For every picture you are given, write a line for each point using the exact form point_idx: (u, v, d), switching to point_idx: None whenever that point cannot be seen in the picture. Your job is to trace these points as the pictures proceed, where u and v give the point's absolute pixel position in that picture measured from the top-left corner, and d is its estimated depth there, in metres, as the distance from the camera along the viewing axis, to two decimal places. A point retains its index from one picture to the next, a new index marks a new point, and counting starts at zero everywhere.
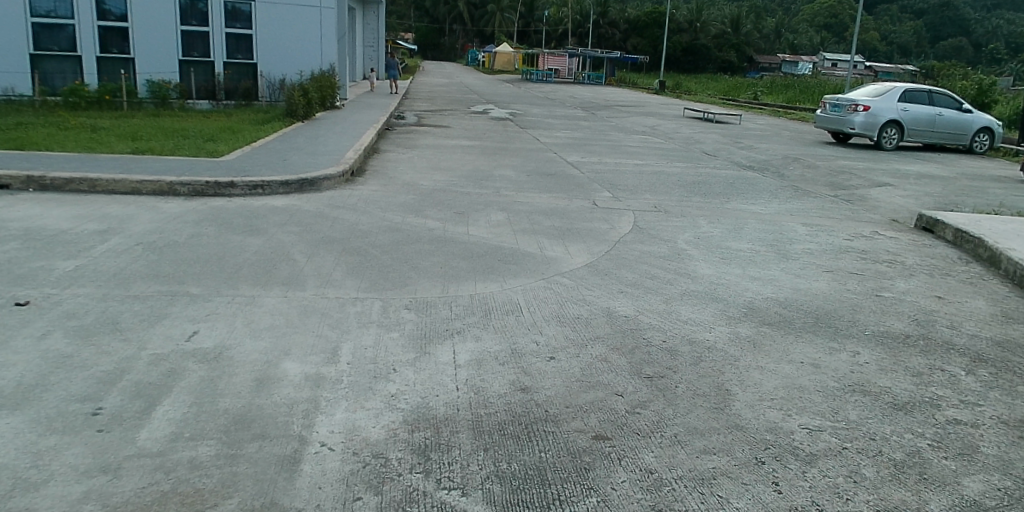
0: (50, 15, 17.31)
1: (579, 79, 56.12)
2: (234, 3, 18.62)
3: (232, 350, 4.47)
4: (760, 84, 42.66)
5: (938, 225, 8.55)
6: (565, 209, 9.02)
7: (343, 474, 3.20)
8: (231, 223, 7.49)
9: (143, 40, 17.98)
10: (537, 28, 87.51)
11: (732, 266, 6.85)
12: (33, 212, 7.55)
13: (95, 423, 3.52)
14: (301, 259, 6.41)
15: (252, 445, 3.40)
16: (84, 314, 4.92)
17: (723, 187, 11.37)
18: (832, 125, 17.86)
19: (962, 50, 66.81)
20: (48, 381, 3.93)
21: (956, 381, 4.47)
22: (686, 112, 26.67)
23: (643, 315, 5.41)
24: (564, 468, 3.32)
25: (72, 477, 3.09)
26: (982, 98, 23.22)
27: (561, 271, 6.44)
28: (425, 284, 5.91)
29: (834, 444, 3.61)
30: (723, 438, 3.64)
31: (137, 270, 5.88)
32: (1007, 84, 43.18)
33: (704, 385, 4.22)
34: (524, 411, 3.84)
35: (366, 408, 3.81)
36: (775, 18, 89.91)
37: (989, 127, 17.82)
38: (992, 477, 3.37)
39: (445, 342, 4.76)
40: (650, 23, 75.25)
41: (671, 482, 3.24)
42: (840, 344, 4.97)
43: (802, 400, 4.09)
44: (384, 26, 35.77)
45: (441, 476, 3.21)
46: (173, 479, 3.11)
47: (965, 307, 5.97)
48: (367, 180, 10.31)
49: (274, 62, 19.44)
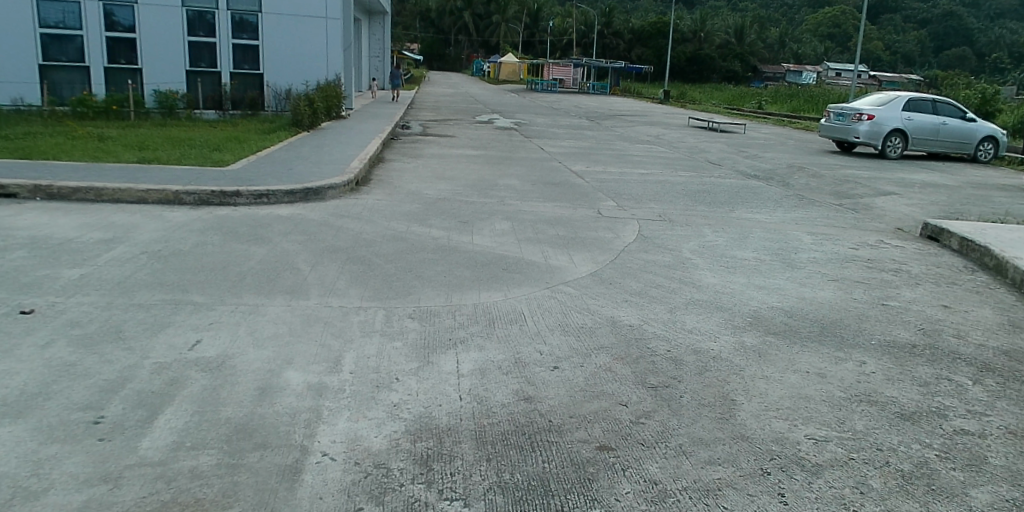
0: (58, 26, 17.49)
1: (581, 89, 56.44)
2: (241, 14, 18.74)
3: (234, 359, 4.46)
4: (766, 93, 42.83)
5: (944, 234, 8.51)
6: (569, 219, 9.00)
7: (343, 485, 3.18)
8: (236, 232, 7.50)
9: (151, 50, 18.14)
10: (541, 38, 88.07)
11: (736, 275, 6.83)
12: (39, 220, 7.58)
13: (95, 432, 3.51)
14: (305, 268, 6.40)
15: (254, 454, 3.38)
16: (87, 322, 4.92)
17: (728, 196, 11.34)
18: (836, 134, 17.85)
19: (966, 59, 66.55)
20: (50, 389, 3.93)
21: (962, 391, 4.43)
22: (690, 121, 26.75)
23: (649, 324, 5.39)
24: (567, 478, 3.29)
25: (71, 486, 3.08)
26: (986, 106, 23.31)
27: (565, 280, 6.44)
28: (428, 293, 5.90)
29: (840, 455, 3.57)
30: (728, 448, 3.60)
31: (142, 278, 5.89)
32: (1009, 92, 43.07)
33: (708, 395, 4.19)
34: (527, 422, 3.81)
35: (368, 418, 3.79)
36: (778, 28, 90.28)
37: (993, 136, 17.77)
38: (1001, 488, 3.32)
39: (448, 351, 4.74)
40: (655, 33, 75.57)
41: (677, 494, 3.20)
42: (846, 354, 4.94)
43: (808, 411, 4.05)
44: (388, 38, 35.92)
45: (442, 487, 3.18)
46: (174, 488, 3.10)
47: (971, 316, 5.92)
48: (372, 190, 10.31)
49: (280, 72, 19.47)
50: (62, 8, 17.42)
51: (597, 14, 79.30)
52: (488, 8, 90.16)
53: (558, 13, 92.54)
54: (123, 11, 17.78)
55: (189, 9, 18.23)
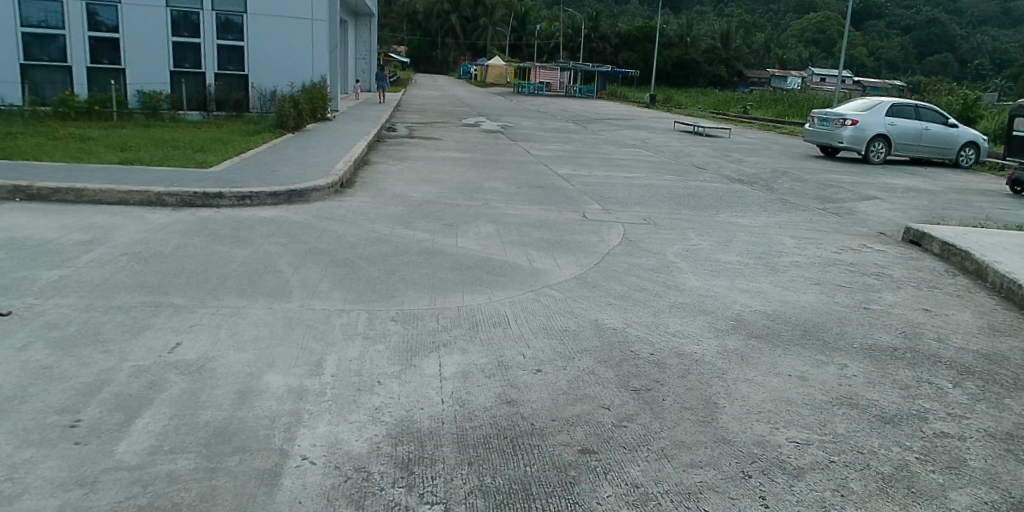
0: (40, 25, 17.27)
1: (569, 93, 56.50)
2: (226, 15, 18.62)
3: (214, 363, 4.41)
4: (752, 97, 43.16)
5: (925, 238, 8.58)
6: (555, 222, 9.00)
7: (323, 489, 3.15)
8: (218, 233, 7.43)
9: (135, 50, 17.97)
10: (529, 42, 88.25)
11: (720, 279, 6.85)
12: (18, 221, 7.47)
13: (71, 436, 3.45)
14: (288, 270, 6.37)
15: (232, 458, 3.35)
16: (65, 325, 4.85)
17: (712, 200, 11.40)
18: (820, 139, 17.98)
19: (948, 65, 67.44)
20: (26, 392, 3.86)
21: (942, 394, 4.46)
22: (675, 125, 26.89)
23: (632, 327, 5.39)
24: (549, 483, 3.27)
25: (46, 491, 3.02)
26: (967, 112, 23.58)
27: (550, 283, 6.43)
28: (412, 296, 5.88)
29: (821, 458, 3.59)
30: (710, 451, 3.61)
31: (122, 280, 5.82)
32: (988, 98, 43.75)
33: (691, 398, 4.21)
34: (509, 425, 3.79)
35: (349, 422, 3.76)
36: (764, 33, 90.99)
37: (974, 142, 18.01)
38: (980, 491, 3.35)
39: (431, 354, 4.72)
40: (641, 37, 75.86)
41: (658, 497, 3.20)
42: (828, 357, 4.96)
43: (790, 414, 4.06)
44: (375, 40, 35.80)
45: (423, 491, 3.16)
46: (150, 493, 3.05)
47: (951, 320, 5.98)
48: (357, 192, 10.25)
49: (266, 74, 19.40)
50: (45, 7, 17.21)
51: (584, 18, 79.47)
52: (476, 11, 90.20)
53: (545, 16, 92.74)
54: (107, 11, 17.59)
55: (173, 10, 18.08)
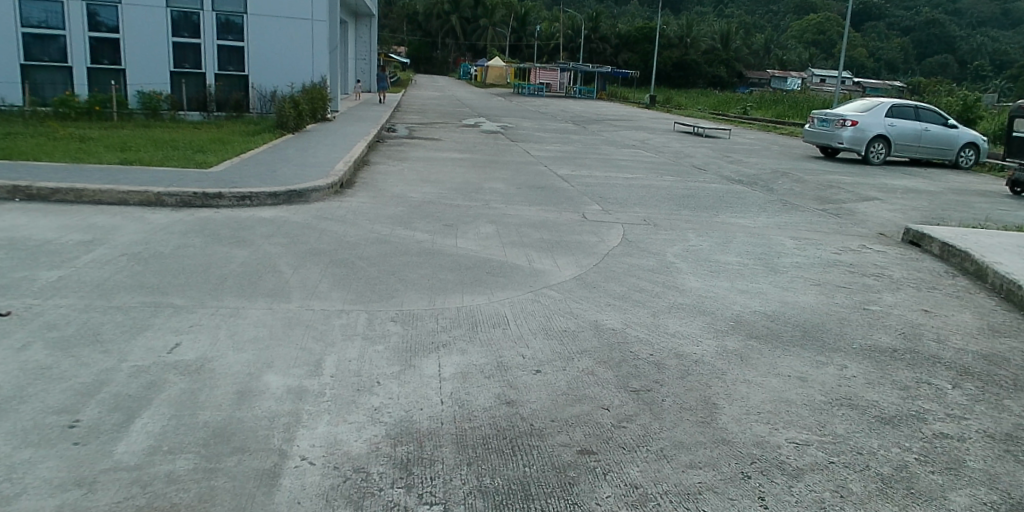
0: (41, 26, 17.27)
1: (568, 94, 56.48)
2: (226, 15, 18.64)
3: (213, 363, 4.41)
4: (752, 98, 43.17)
5: (925, 239, 8.58)
6: (554, 223, 9.00)
7: (322, 490, 3.15)
8: (218, 234, 7.43)
9: (136, 51, 17.98)
10: (529, 42, 88.25)
11: (719, 279, 6.85)
12: (17, 222, 7.47)
13: (71, 437, 3.46)
14: (288, 270, 6.37)
15: (232, 459, 3.35)
16: (65, 325, 4.85)
17: (712, 201, 11.39)
18: (820, 139, 17.98)
19: (948, 66, 67.41)
20: (25, 393, 3.86)
21: (941, 395, 4.46)
22: (675, 126, 26.89)
23: (631, 328, 5.39)
24: (548, 483, 3.27)
25: (45, 491, 3.02)
26: (967, 113, 23.58)
27: (549, 283, 6.43)
28: (411, 296, 5.88)
29: (820, 459, 3.59)
30: (709, 452, 3.61)
31: (122, 280, 5.83)
32: (988, 99, 43.74)
33: (691, 398, 4.21)
34: (508, 425, 3.79)
35: (348, 422, 3.76)
36: (764, 34, 90.99)
37: (973, 143, 18.02)
38: (979, 491, 3.35)
39: (430, 355, 4.72)
40: (642, 38, 75.83)
41: (657, 497, 3.20)
42: (827, 358, 4.96)
43: (789, 415, 4.06)
44: (375, 40, 35.80)
45: (422, 492, 3.16)
46: (149, 493, 3.05)
47: (951, 320, 5.98)
48: (356, 193, 10.25)
49: (266, 74, 19.42)
50: (46, 8, 17.22)
51: (584, 19, 79.47)
52: (476, 12, 90.21)
53: (545, 17, 92.72)
54: (107, 12, 17.60)
55: (174, 11, 18.08)
